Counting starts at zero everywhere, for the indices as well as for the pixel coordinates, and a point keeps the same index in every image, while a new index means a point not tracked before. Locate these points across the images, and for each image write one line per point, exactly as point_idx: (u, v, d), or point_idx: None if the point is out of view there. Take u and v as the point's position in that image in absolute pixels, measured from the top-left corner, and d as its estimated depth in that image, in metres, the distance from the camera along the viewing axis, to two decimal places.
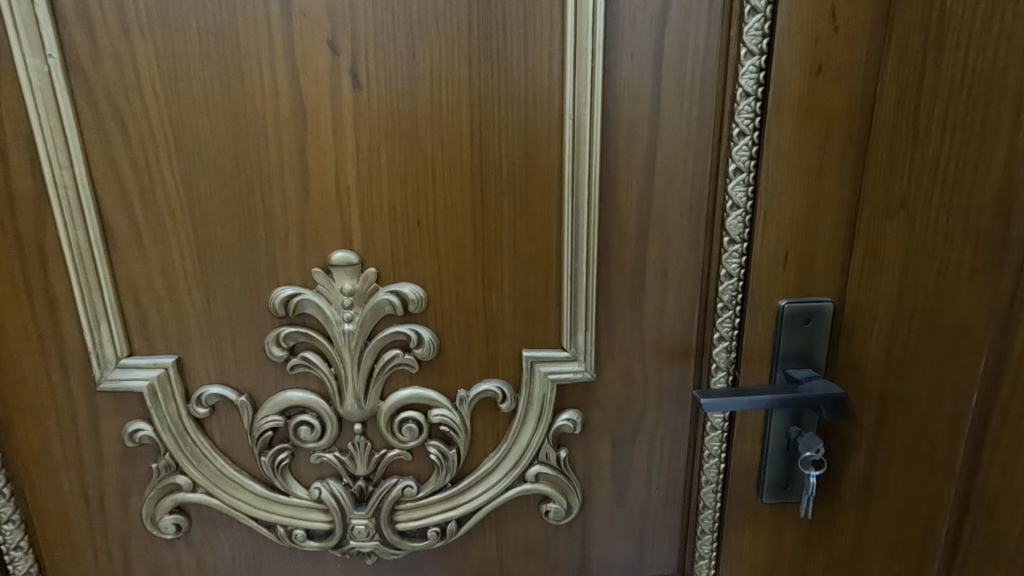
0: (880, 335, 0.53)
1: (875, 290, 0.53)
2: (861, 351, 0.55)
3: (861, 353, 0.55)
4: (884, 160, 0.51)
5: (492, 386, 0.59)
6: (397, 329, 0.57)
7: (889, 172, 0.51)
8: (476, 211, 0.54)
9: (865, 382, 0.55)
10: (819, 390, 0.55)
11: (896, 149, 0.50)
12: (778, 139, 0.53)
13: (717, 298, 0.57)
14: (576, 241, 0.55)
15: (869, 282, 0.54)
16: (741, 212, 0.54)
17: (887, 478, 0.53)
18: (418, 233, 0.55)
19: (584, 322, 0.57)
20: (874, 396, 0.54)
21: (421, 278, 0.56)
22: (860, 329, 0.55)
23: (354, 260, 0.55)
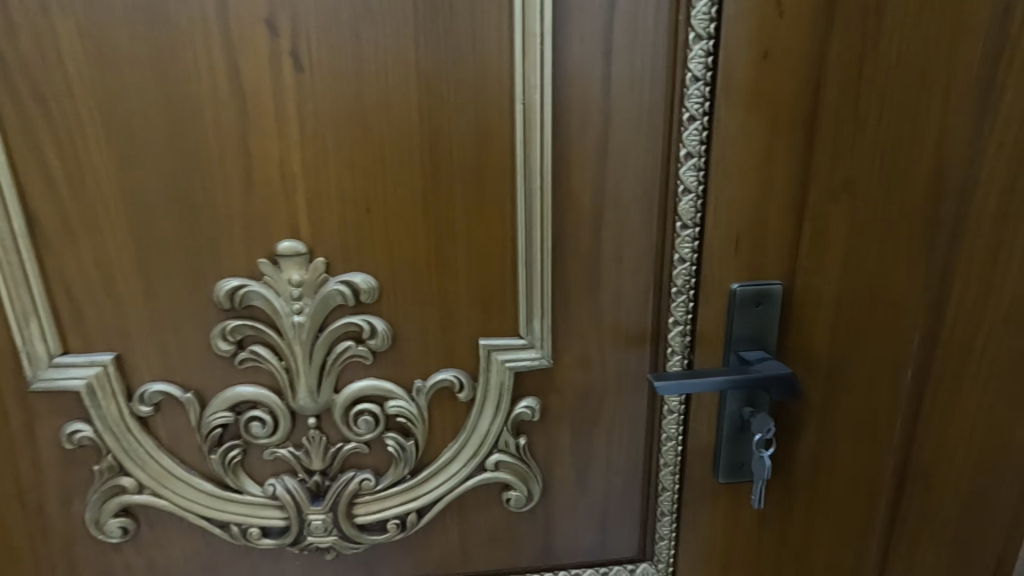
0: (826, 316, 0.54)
1: (822, 272, 0.54)
2: (810, 333, 0.56)
3: (809, 334, 0.56)
4: (828, 145, 0.52)
5: (449, 375, 0.58)
6: (349, 320, 0.55)
7: (833, 156, 0.52)
8: (427, 198, 0.53)
9: (814, 362, 0.56)
10: (768, 370, 0.56)
11: (839, 134, 0.51)
12: (727, 124, 0.53)
13: (671, 283, 0.58)
14: (530, 227, 0.54)
15: (818, 265, 0.54)
16: (693, 196, 0.55)
17: None
18: (368, 221, 0.53)
19: (540, 309, 0.57)
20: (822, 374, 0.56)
21: (373, 267, 0.55)
22: (809, 312, 0.56)
23: (302, 250, 0.53)
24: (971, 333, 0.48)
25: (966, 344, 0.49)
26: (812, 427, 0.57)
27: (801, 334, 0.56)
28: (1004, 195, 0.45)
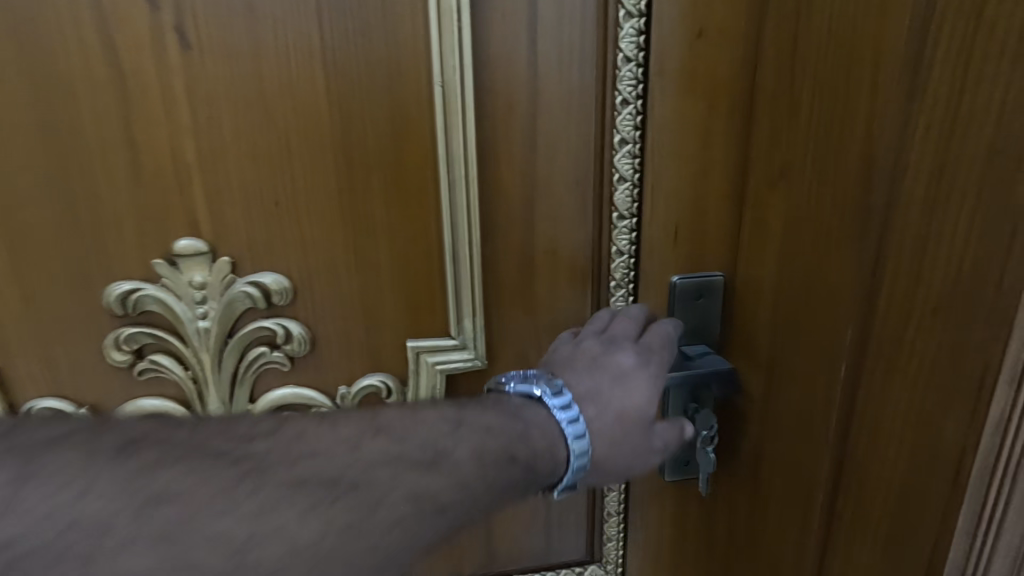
0: (766, 309, 0.52)
1: (761, 263, 0.52)
2: (751, 325, 0.54)
3: (748, 327, 0.54)
4: (766, 129, 0.49)
5: (375, 379, 0.54)
6: (260, 324, 0.51)
7: (770, 140, 0.49)
8: (342, 190, 0.49)
9: (754, 356, 0.54)
10: (710, 364, 0.55)
11: (777, 116, 0.48)
12: (661, 107, 0.50)
13: (609, 276, 0.55)
14: (456, 220, 0.50)
15: (759, 255, 0.52)
16: (629, 185, 0.52)
17: (774, 451, 0.53)
18: (277, 216, 0.49)
19: (470, 308, 0.53)
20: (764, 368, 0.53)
21: (285, 265, 0.50)
22: (751, 303, 0.54)
23: (203, 248, 0.48)
24: (900, 335, 0.40)
25: (892, 354, 0.41)
26: (755, 422, 0.55)
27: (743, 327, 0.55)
28: (933, 179, 0.37)
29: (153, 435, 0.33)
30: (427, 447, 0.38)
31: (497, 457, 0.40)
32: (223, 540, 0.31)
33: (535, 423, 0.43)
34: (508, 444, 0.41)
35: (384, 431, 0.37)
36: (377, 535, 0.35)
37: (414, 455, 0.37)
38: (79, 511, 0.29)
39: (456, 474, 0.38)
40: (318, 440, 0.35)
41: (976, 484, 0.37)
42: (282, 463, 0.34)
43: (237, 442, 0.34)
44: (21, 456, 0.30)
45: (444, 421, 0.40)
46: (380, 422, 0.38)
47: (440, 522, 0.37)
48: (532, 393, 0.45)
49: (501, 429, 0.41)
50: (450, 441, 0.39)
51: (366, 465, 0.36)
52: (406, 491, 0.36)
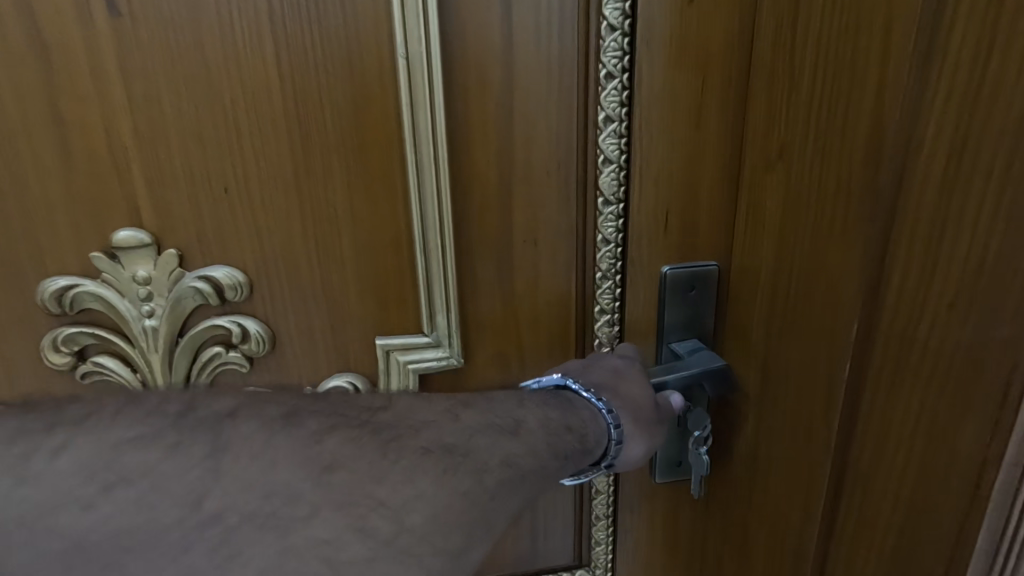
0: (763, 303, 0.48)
1: (757, 252, 0.48)
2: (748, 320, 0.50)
3: (744, 321, 0.50)
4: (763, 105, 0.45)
5: (343, 380, 0.50)
6: (214, 322, 0.47)
7: (767, 117, 0.45)
8: (299, 176, 0.45)
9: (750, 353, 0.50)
10: (703, 362, 0.51)
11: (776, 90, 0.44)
12: (649, 81, 0.46)
13: (595, 267, 0.52)
14: (426, 208, 0.46)
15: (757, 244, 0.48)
16: (615, 167, 0.48)
17: (770, 455, 0.49)
18: (228, 204, 0.44)
19: (442, 303, 0.49)
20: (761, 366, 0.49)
21: (239, 258, 0.46)
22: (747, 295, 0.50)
23: (146, 239, 0.44)
24: (910, 332, 0.37)
25: (901, 352, 0.37)
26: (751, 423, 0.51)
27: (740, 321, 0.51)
28: (952, 156, 0.33)
29: (307, 406, 0.39)
30: (505, 417, 0.46)
31: (556, 428, 0.48)
32: (385, 506, 0.37)
33: (577, 401, 0.50)
34: (563, 417, 0.48)
35: (471, 406, 0.46)
36: (486, 495, 0.42)
37: (499, 424, 0.45)
38: (272, 481, 0.35)
39: (532, 440, 0.46)
40: (426, 411, 0.43)
41: (997, 498, 0.34)
42: (407, 434, 0.40)
43: (366, 411, 0.41)
44: (208, 431, 0.35)
45: (512, 399, 0.48)
46: (464, 400, 0.46)
47: (527, 485, 0.45)
48: (561, 383, 0.51)
49: (557, 407, 0.49)
50: (522, 413, 0.47)
51: (469, 434, 0.43)
52: (502, 455, 0.44)
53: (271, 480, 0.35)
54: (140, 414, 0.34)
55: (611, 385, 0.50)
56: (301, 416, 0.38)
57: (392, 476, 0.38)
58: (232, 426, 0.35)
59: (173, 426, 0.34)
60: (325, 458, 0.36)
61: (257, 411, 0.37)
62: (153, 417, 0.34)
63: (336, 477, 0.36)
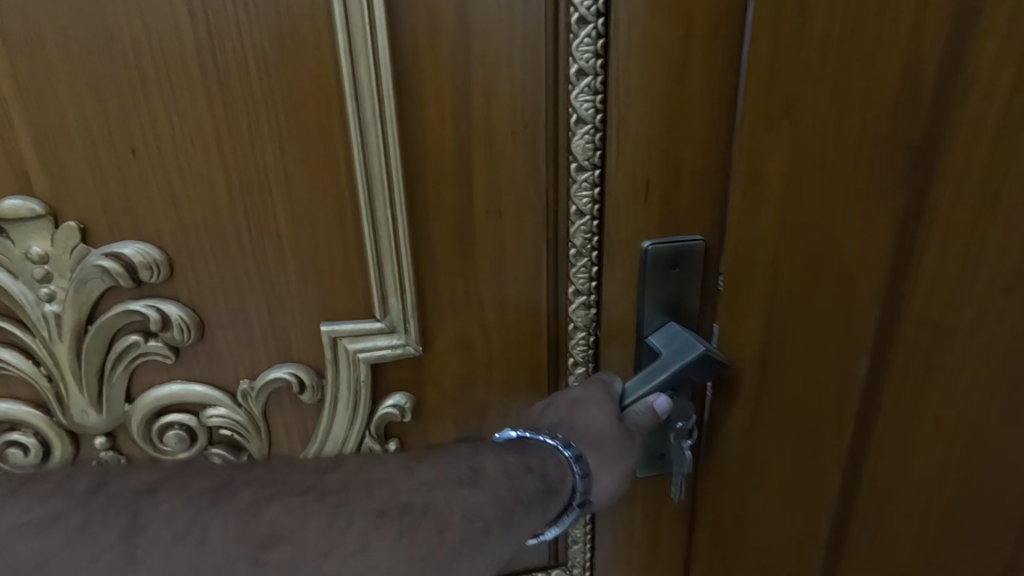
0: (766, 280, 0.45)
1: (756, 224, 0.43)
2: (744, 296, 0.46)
3: (742, 306, 0.46)
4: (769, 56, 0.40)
5: (284, 373, 0.45)
6: (127, 308, 0.40)
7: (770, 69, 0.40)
8: (221, 136, 0.38)
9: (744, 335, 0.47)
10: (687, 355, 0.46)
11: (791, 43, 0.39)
12: (628, 27, 0.40)
13: (569, 243, 0.46)
14: (372, 175, 0.40)
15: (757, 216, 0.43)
16: (589, 128, 0.43)
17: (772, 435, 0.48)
18: (137, 169, 0.38)
19: (396, 283, 0.44)
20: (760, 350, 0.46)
21: (154, 232, 0.40)
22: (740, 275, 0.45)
23: (39, 210, 0.37)
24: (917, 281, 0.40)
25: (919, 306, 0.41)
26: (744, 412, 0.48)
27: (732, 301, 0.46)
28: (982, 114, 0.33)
29: (245, 475, 0.40)
30: (458, 465, 0.44)
31: (516, 470, 0.44)
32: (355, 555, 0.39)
33: (537, 445, 0.46)
34: (524, 459, 0.45)
35: (426, 460, 0.44)
36: (446, 550, 0.41)
37: (450, 472, 0.43)
38: (210, 560, 0.36)
39: (495, 488, 0.43)
40: (380, 468, 0.43)
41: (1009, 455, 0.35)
42: (359, 496, 0.41)
43: (314, 472, 0.42)
44: (119, 518, 0.36)
45: (466, 451, 0.45)
46: (419, 454, 0.45)
47: (492, 536, 0.42)
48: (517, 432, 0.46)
49: (517, 454, 0.45)
50: (480, 462, 0.44)
51: (427, 488, 0.42)
52: (461, 506, 0.42)
53: (202, 557, 0.36)
54: (48, 494, 0.37)
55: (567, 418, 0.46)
56: (234, 488, 0.39)
57: (348, 534, 0.39)
58: (150, 506, 0.37)
59: (83, 506, 0.37)
60: (263, 523, 0.38)
61: (181, 484, 0.39)
62: (55, 498, 0.37)
63: (273, 552, 0.37)
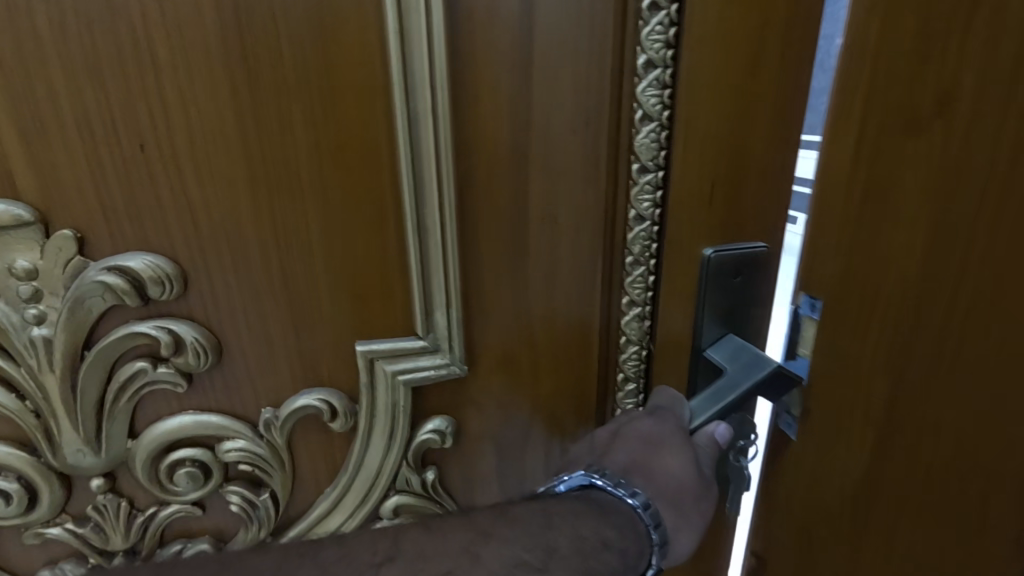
0: (889, 348, 0.34)
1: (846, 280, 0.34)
2: (856, 352, 0.35)
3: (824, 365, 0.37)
4: (907, 71, 0.29)
5: (314, 399, 0.39)
6: (132, 330, 0.35)
7: (905, 90, 0.29)
8: (247, 131, 0.33)
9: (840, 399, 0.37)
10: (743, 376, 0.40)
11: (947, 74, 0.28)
12: (702, 13, 0.36)
13: (625, 250, 0.43)
14: (421, 177, 0.35)
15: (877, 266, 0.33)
16: (655, 126, 0.39)
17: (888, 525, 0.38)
18: (146, 170, 0.32)
19: (442, 297, 0.39)
20: (877, 428, 0.36)
21: (166, 243, 0.34)
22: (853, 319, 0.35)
23: (25, 217, 0.31)
24: None
25: None
26: (845, 490, 0.39)
27: (825, 351, 0.36)
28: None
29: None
30: (533, 545, 0.37)
31: (591, 546, 0.37)
32: None
33: (610, 503, 0.40)
34: (598, 532, 0.38)
35: (495, 535, 0.37)
36: None
37: (522, 556, 0.37)
38: None
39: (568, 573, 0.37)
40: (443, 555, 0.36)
41: None
42: None
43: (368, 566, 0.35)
44: None
45: (538, 516, 0.38)
46: (485, 526, 0.38)
47: None
48: (588, 480, 0.40)
49: (591, 519, 0.38)
50: (554, 537, 0.37)
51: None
52: None
53: None
54: None
55: (643, 466, 0.40)
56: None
57: None
58: None
59: None
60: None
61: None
62: None
63: None
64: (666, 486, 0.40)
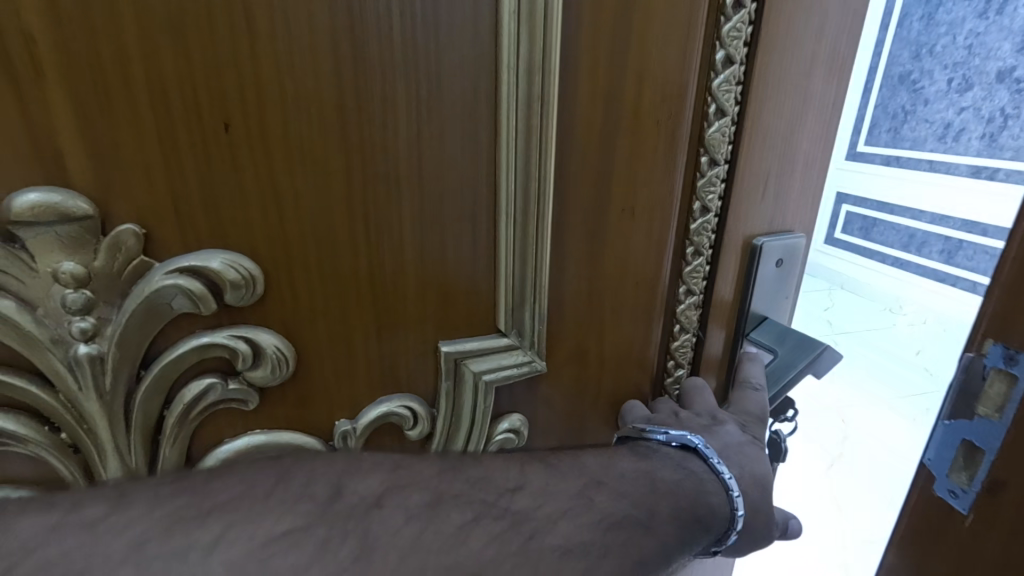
0: None
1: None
2: None
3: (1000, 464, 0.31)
4: None
5: (396, 406, 0.37)
6: (203, 342, 0.30)
7: None
8: (346, 111, 0.29)
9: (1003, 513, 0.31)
10: (793, 354, 0.47)
11: None
12: (775, 13, 0.38)
13: (688, 241, 0.43)
14: (524, 165, 0.34)
15: None
16: (728, 120, 0.40)
17: None
18: (227, 152, 0.27)
19: (530, 290, 0.38)
20: None
21: (242, 240, 0.29)
22: None
23: (82, 211, 0.25)
24: None
25: None
26: None
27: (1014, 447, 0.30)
28: None
29: (449, 487, 0.30)
30: (637, 502, 0.35)
31: (688, 520, 0.37)
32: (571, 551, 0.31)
33: (704, 476, 0.40)
34: (693, 506, 0.38)
35: (606, 485, 0.35)
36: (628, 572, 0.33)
37: (626, 511, 0.34)
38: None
39: (665, 535, 0.35)
40: (563, 494, 0.33)
41: None
42: (546, 527, 0.31)
43: (505, 490, 0.32)
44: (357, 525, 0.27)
45: (643, 477, 0.37)
46: (596, 474, 0.35)
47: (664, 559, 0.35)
48: (692, 443, 0.40)
49: (686, 493, 0.38)
50: (655, 501, 0.36)
51: (607, 529, 0.33)
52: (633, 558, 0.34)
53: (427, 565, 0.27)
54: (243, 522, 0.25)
55: (729, 455, 0.43)
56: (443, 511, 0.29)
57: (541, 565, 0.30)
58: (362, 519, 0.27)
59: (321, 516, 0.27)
60: (449, 560, 0.28)
61: (300, 493, 0.27)
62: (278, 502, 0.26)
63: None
64: (742, 477, 0.43)
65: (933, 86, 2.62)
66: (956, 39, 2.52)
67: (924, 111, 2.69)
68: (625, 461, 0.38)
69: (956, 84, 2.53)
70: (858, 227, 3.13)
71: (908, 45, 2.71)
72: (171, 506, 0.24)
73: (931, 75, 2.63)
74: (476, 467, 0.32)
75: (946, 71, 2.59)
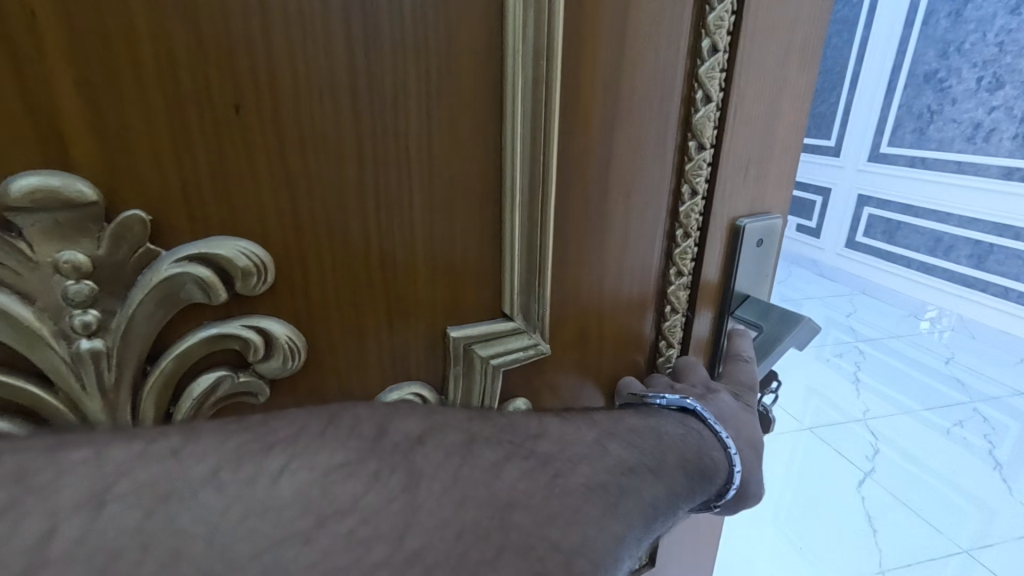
0: None
1: None
2: None
3: None
4: None
5: (407, 393, 0.36)
6: (213, 335, 0.29)
7: None
8: (358, 95, 0.29)
9: None
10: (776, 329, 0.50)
11: None
12: (755, 4, 0.40)
13: (677, 223, 0.45)
14: (532, 150, 0.35)
15: None
16: (714, 105, 0.42)
17: None
18: (238, 136, 0.27)
19: (538, 274, 0.38)
20: None
21: (252, 227, 0.28)
22: None
23: (83, 197, 0.24)
24: None
25: None
26: None
27: None
28: None
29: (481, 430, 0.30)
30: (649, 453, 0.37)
31: (693, 471, 0.39)
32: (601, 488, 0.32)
33: (704, 433, 0.42)
34: (697, 457, 0.40)
35: (618, 435, 0.37)
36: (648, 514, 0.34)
37: (641, 461, 0.36)
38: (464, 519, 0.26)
39: (675, 479, 0.37)
40: (581, 442, 0.34)
41: None
42: (569, 467, 0.32)
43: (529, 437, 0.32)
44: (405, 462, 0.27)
45: (650, 433, 0.39)
46: (608, 427, 0.37)
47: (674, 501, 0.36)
48: (687, 403, 0.43)
49: (690, 445, 0.40)
50: (663, 452, 0.38)
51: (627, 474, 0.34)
52: (649, 498, 0.34)
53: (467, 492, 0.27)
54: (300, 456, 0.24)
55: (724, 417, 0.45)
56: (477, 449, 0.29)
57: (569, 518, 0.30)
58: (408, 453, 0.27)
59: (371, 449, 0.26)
60: (488, 492, 0.28)
61: (350, 431, 0.26)
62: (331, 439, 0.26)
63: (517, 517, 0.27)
64: (738, 439, 0.45)
65: (962, 85, 2.89)
66: (985, 37, 2.78)
67: (951, 110, 2.95)
68: (632, 415, 0.40)
69: (987, 83, 2.80)
70: (880, 229, 3.38)
71: (937, 45, 2.97)
72: (239, 438, 0.24)
73: (958, 75, 2.91)
74: (503, 416, 0.33)
75: (972, 71, 2.86)
